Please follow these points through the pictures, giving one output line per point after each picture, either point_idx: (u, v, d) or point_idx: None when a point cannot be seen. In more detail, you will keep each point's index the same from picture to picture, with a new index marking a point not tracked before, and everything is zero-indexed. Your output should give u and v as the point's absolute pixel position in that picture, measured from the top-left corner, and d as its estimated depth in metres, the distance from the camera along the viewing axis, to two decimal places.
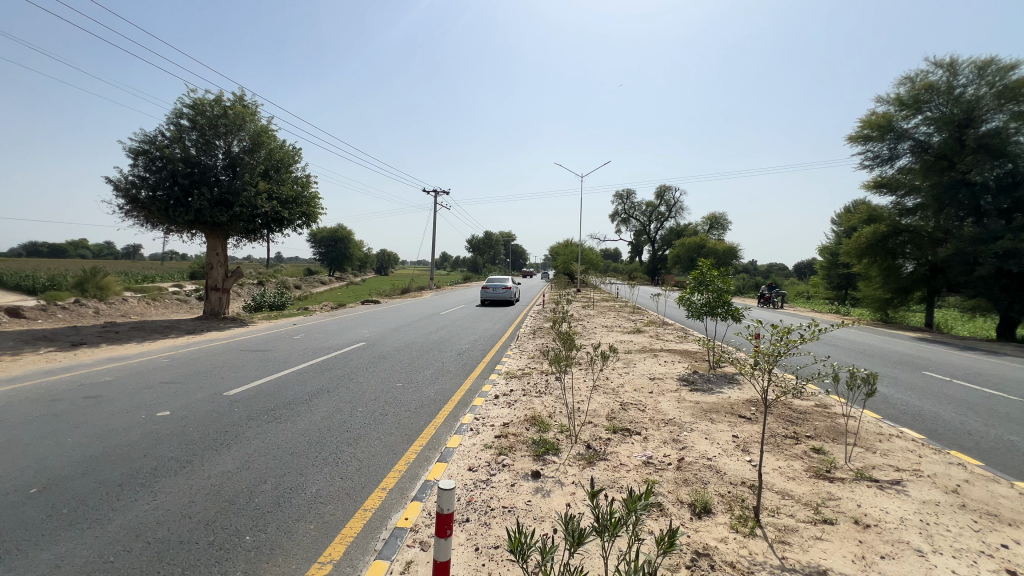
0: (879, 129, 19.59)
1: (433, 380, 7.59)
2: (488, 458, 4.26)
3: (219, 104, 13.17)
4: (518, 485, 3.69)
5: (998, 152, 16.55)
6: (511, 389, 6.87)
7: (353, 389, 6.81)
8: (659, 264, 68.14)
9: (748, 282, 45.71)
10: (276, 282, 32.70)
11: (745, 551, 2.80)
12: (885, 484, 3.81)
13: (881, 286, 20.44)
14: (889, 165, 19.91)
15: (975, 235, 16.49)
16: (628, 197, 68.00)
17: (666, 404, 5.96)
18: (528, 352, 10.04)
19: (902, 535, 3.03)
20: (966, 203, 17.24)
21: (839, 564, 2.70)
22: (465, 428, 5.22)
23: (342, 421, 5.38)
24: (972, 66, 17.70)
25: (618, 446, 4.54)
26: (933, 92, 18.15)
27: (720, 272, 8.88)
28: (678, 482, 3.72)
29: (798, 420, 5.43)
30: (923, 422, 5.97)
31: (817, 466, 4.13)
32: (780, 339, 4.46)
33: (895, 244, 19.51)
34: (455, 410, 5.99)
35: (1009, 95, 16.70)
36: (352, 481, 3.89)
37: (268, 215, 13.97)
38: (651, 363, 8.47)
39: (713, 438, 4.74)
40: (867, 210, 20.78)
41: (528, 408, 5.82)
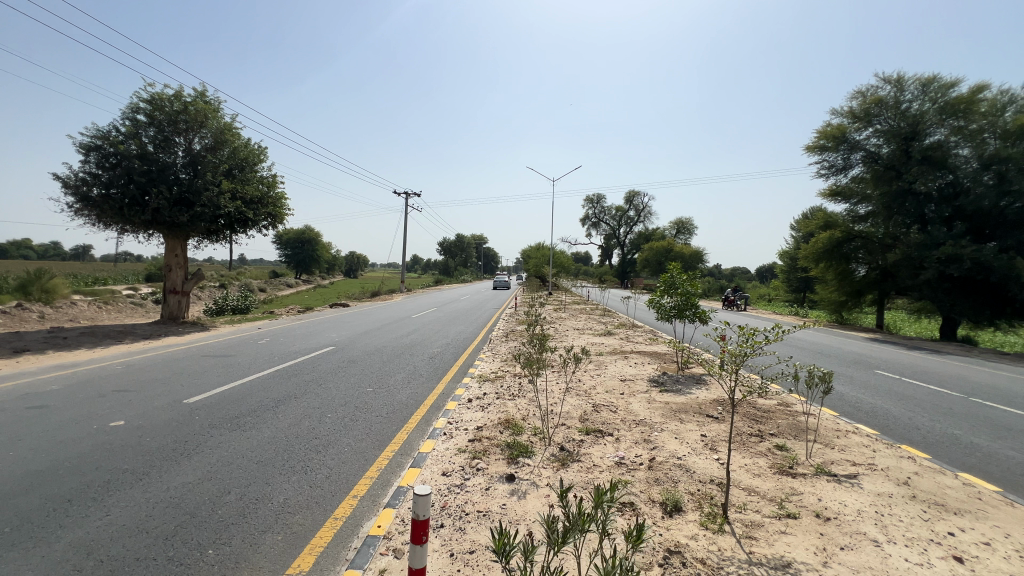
0: (833, 140, 20.64)
1: (406, 384, 7.49)
2: (462, 463, 4.23)
3: (179, 99, 12.61)
4: (493, 489, 3.67)
5: (941, 164, 17.61)
6: (484, 392, 6.85)
7: (323, 395, 6.64)
8: (628, 268, 69.44)
9: (713, 286, 47.15)
10: (241, 287, 31.55)
11: (715, 547, 2.88)
12: (842, 478, 4.00)
13: (836, 289, 21.45)
14: (844, 174, 20.98)
15: (921, 241, 17.52)
16: (598, 201, 69.08)
17: (638, 405, 6.08)
18: (500, 355, 10.05)
19: (860, 526, 3.18)
20: (912, 211, 18.32)
21: (802, 556, 2.81)
22: (438, 432, 5.17)
23: (311, 427, 5.24)
24: (916, 83, 18.87)
25: (591, 447, 4.59)
26: (882, 106, 19.27)
27: (688, 276, 9.11)
28: (649, 481, 3.80)
29: (763, 419, 5.62)
30: (876, 418, 6.28)
31: (781, 462, 4.29)
32: (746, 340, 4.59)
33: (849, 249, 20.66)
34: (427, 415, 5.91)
35: (950, 110, 17.81)
36: (321, 490, 3.79)
37: (232, 215, 13.53)
38: (621, 364, 8.62)
39: (682, 438, 4.86)
40: (824, 216, 21.79)
41: (502, 411, 5.83)
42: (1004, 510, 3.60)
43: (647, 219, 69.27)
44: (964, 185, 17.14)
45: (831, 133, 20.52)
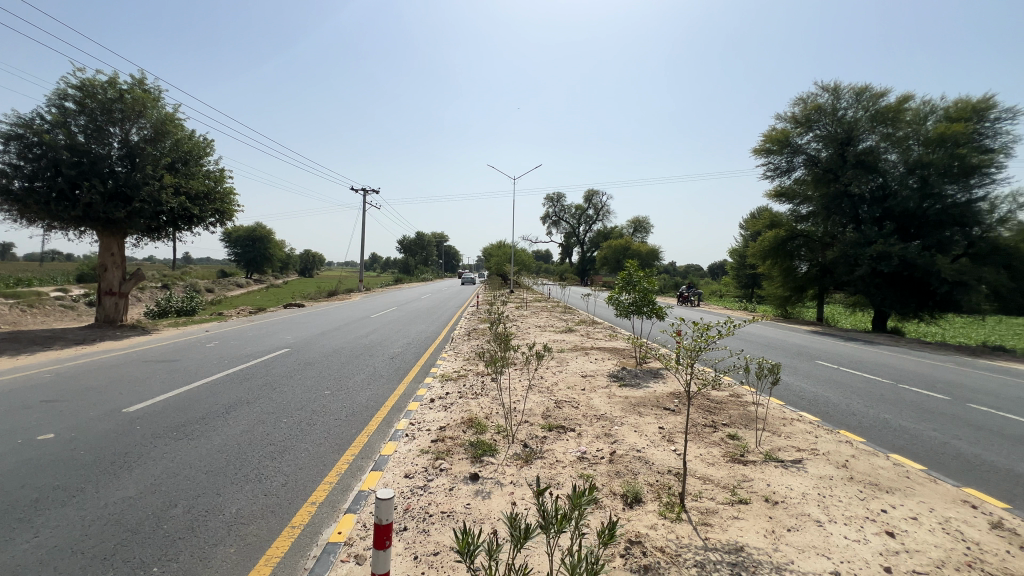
0: (778, 144, 21.76)
1: (366, 386, 7.32)
2: (425, 464, 4.19)
3: (113, 86, 11.74)
4: (457, 489, 3.65)
5: (872, 168, 18.95)
6: (447, 391, 6.80)
7: (278, 399, 6.38)
8: (588, 266, 70.66)
9: (668, 283, 48.81)
10: (186, 287, 29.82)
11: (673, 536, 2.98)
12: (788, 463, 4.24)
13: (781, 285, 22.65)
14: (787, 176, 22.16)
15: (855, 239, 18.79)
16: (558, 199, 69.85)
17: (598, 400, 6.21)
18: (462, 354, 9.99)
19: (804, 508, 3.39)
20: (847, 211, 19.61)
21: (753, 539, 2.96)
22: (400, 434, 5.07)
23: (265, 433, 5.03)
24: (851, 92, 20.20)
25: (554, 443, 4.65)
26: (821, 113, 20.52)
27: (645, 273, 9.37)
28: (611, 475, 3.89)
29: (716, 410, 5.88)
30: (817, 405, 6.71)
31: (733, 451, 4.50)
32: (700, 335, 4.76)
33: (792, 246, 21.77)
34: (388, 416, 5.81)
35: (880, 118, 19.21)
36: (276, 498, 3.64)
37: (175, 211, 12.79)
38: (582, 361, 8.76)
39: (641, 431, 5.01)
40: (769, 216, 22.92)
41: (465, 410, 5.80)
42: (928, 486, 3.93)
43: (606, 217, 70.69)
44: (893, 188, 18.54)
45: (776, 137, 21.62)
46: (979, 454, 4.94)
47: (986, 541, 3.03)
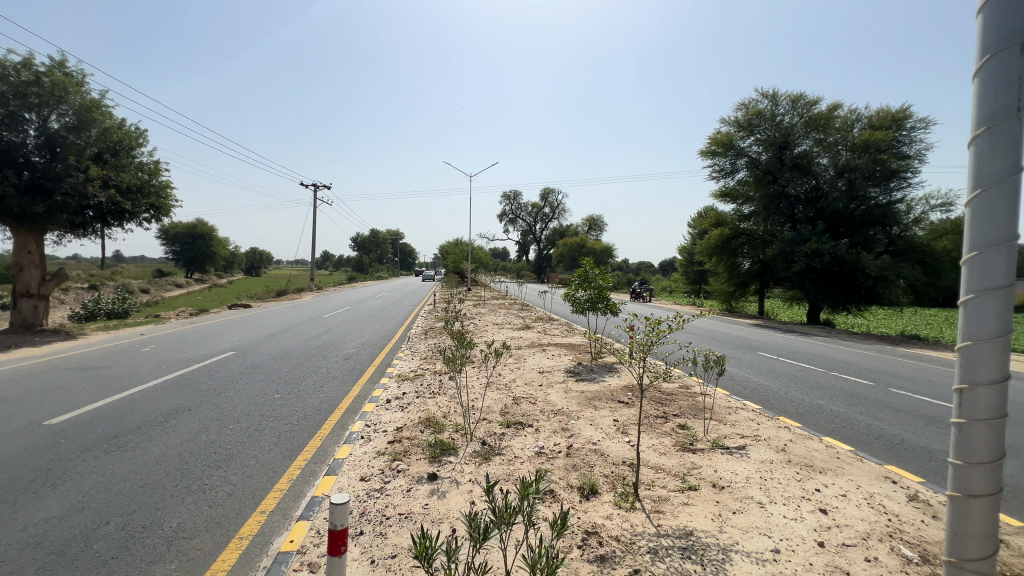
0: (722, 146, 22.71)
1: (318, 388, 7.08)
2: (381, 466, 4.10)
3: (27, 68, 10.69)
4: (414, 490, 3.60)
5: (807, 170, 20.25)
6: (404, 391, 6.69)
7: (223, 405, 6.05)
8: (544, 263, 71.43)
9: (622, 280, 50.13)
10: (116, 287, 27.66)
11: (628, 525, 3.08)
12: (732, 450, 4.48)
13: (726, 281, 23.82)
14: (731, 177, 23.17)
15: (792, 238, 20.05)
16: (515, 197, 70.05)
17: (555, 395, 6.31)
18: (420, 353, 9.86)
19: (747, 491, 3.59)
20: (785, 211, 20.86)
21: (701, 524, 3.11)
22: (355, 436, 4.94)
23: (209, 442, 4.76)
24: (788, 99, 21.47)
25: (512, 439, 4.69)
26: (761, 118, 21.66)
27: (600, 270, 9.58)
28: (568, 468, 3.97)
29: (667, 401, 6.12)
30: (759, 394, 7.13)
31: (683, 440, 4.71)
32: (652, 330, 4.92)
33: (736, 244, 22.73)
34: (342, 419, 5.65)
35: (814, 124, 20.56)
36: (221, 510, 3.45)
37: (103, 206, 11.87)
38: (540, 357, 8.86)
39: (597, 424, 5.13)
40: (715, 215, 23.86)
41: (422, 410, 5.73)
42: (856, 465, 4.26)
43: (562, 215, 71.60)
44: (825, 190, 19.89)
45: (721, 140, 22.61)
46: (899, 434, 5.42)
47: (904, 512, 3.34)
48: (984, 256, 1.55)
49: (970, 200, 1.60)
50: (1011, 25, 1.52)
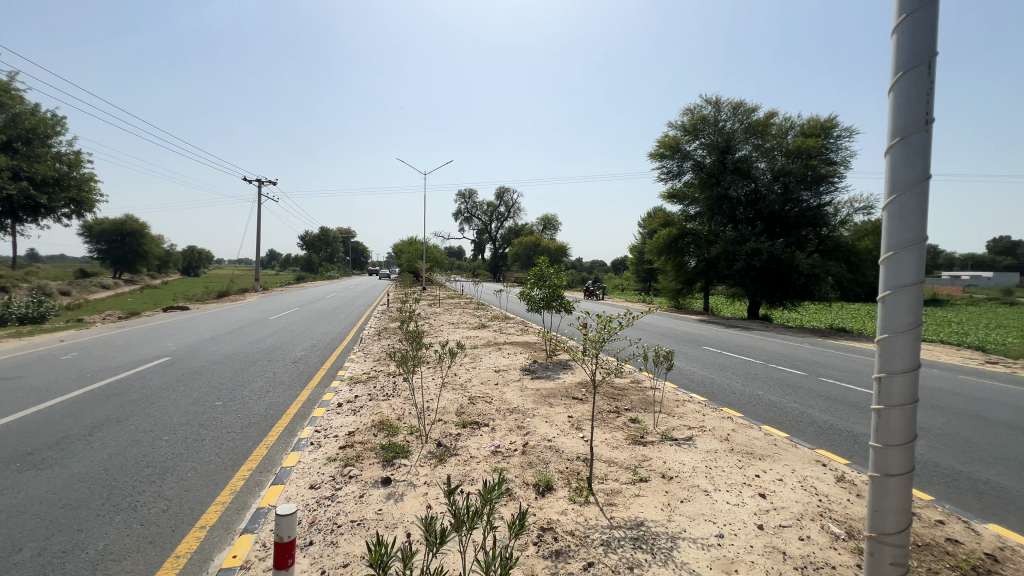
0: (669, 149, 23.56)
1: (264, 394, 6.75)
2: (332, 472, 3.97)
3: None
4: (367, 495, 3.51)
5: (747, 174, 21.43)
6: (356, 394, 6.49)
7: (157, 414, 5.64)
8: (500, 263, 71.58)
9: (576, 279, 51.12)
10: (30, 288, 25.17)
11: (581, 519, 3.15)
12: (680, 441, 4.68)
13: (674, 278, 24.80)
14: (677, 179, 24.09)
15: (733, 237, 21.16)
16: (470, 196, 69.67)
17: (511, 394, 6.35)
18: (373, 354, 9.60)
19: (694, 480, 3.76)
20: (727, 212, 21.97)
21: (651, 513, 3.23)
22: (304, 443, 4.75)
23: (141, 455, 4.43)
24: (729, 106, 22.63)
25: (468, 439, 4.66)
26: (705, 123, 22.68)
27: (554, 269, 9.70)
28: (524, 466, 4.00)
29: (619, 396, 6.29)
30: (705, 387, 7.48)
31: (634, 433, 4.86)
32: (604, 327, 5.04)
33: (683, 244, 23.71)
34: (290, 425, 5.42)
35: (752, 131, 21.79)
36: (154, 528, 3.21)
37: (16, 199, 11.38)
38: (495, 356, 8.86)
39: (552, 421, 5.20)
40: (663, 216, 24.76)
41: (376, 412, 5.59)
42: (791, 451, 4.56)
43: (516, 214, 71.86)
44: (763, 193, 21.12)
45: (668, 143, 23.45)
46: (828, 420, 5.86)
47: (833, 492, 3.61)
48: (898, 256, 1.69)
49: (887, 203, 1.73)
50: (922, 47, 1.67)
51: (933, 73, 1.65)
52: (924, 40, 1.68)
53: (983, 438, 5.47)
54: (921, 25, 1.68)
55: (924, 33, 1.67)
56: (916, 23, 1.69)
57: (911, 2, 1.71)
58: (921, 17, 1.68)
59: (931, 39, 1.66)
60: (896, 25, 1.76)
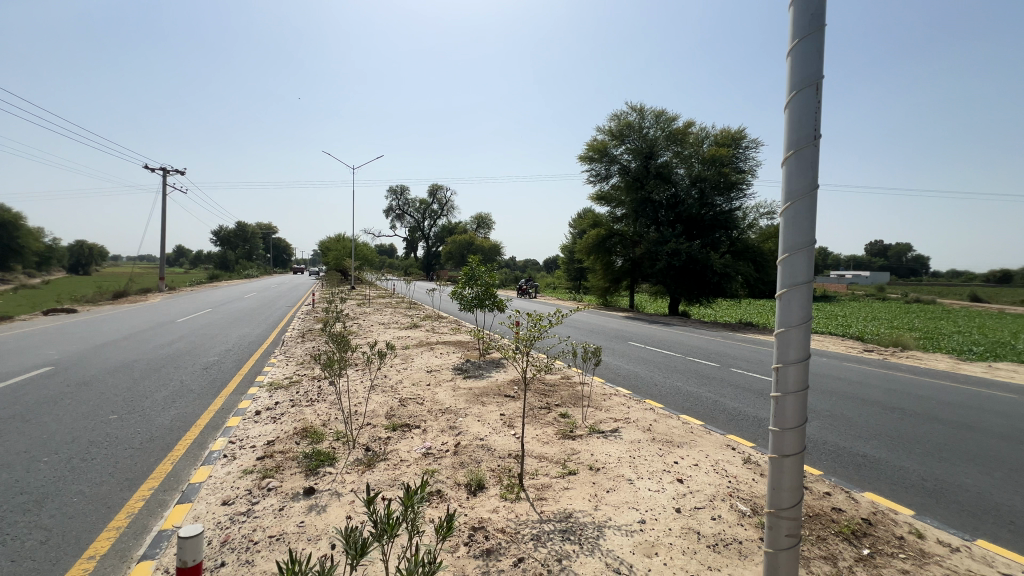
0: (598, 153, 24.47)
1: (169, 404, 6.13)
2: (249, 485, 3.70)
3: None
4: (288, 508, 3.30)
5: (667, 179, 22.83)
6: (276, 401, 6.09)
7: (35, 432, 4.93)
8: (433, 261, 70.57)
9: (509, 278, 51.64)
10: None
11: (512, 515, 3.18)
12: (607, 433, 4.88)
13: (602, 277, 25.82)
14: (605, 181, 25.06)
15: (656, 238, 22.42)
16: (402, 192, 67.94)
17: (443, 394, 6.28)
18: (296, 358, 9.06)
19: (619, 470, 3.94)
20: (650, 215, 23.24)
21: (580, 504, 3.35)
22: (216, 456, 4.37)
23: (12, 480, 3.85)
24: (652, 114, 23.97)
25: (398, 443, 4.55)
26: (631, 129, 23.86)
27: (486, 267, 9.71)
28: (455, 466, 3.97)
29: (549, 393, 6.43)
30: (630, 380, 7.87)
31: (564, 428, 5.00)
32: (534, 325, 5.11)
33: (610, 244, 24.73)
34: (200, 437, 4.97)
35: (673, 138, 23.24)
36: (29, 564, 2.80)
37: None
38: (427, 356, 8.71)
39: (484, 420, 5.21)
40: (592, 216, 25.65)
41: (298, 419, 5.28)
42: (705, 437, 4.92)
43: (450, 212, 71.12)
44: (682, 197, 22.59)
45: (597, 147, 24.34)
46: (737, 406, 6.40)
47: (740, 473, 3.94)
48: (793, 258, 1.87)
49: (783, 210, 1.91)
50: (810, 70, 1.86)
51: (820, 94, 1.84)
52: (812, 64, 1.87)
53: (861, 417, 6.25)
54: (810, 49, 1.87)
55: (812, 58, 1.86)
56: (806, 48, 1.88)
57: (802, 29, 1.89)
58: (810, 43, 1.86)
59: (817, 64, 1.85)
60: (790, 48, 1.94)
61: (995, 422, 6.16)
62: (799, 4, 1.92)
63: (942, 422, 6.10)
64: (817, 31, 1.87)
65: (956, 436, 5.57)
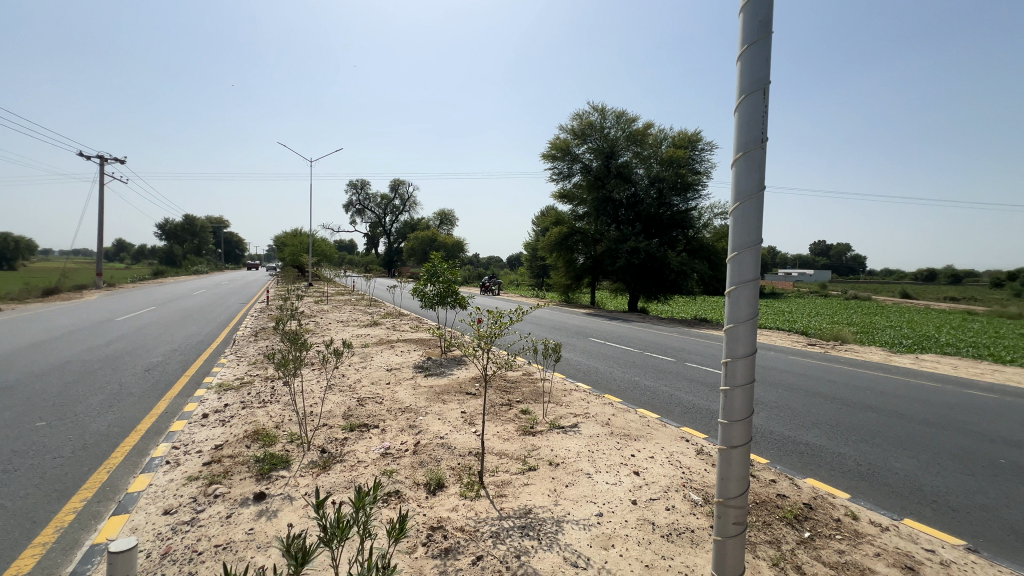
0: (560, 151, 24.72)
1: (105, 409, 5.72)
2: (194, 493, 3.50)
3: None
4: (236, 515, 3.15)
5: (627, 179, 23.34)
6: (225, 403, 5.79)
7: None
8: (395, 257, 69.28)
9: (472, 274, 51.41)
10: None
11: (472, 513, 3.16)
12: (566, 428, 4.94)
13: (564, 274, 26.14)
14: (567, 180, 25.36)
15: (617, 237, 22.89)
16: (362, 187, 66.25)
17: (403, 392, 6.18)
18: (248, 358, 8.68)
19: (578, 465, 4.00)
20: (611, 213, 23.70)
21: (539, 500, 3.37)
22: (157, 463, 4.12)
23: None
24: (613, 114, 24.41)
25: (355, 444, 4.43)
26: (592, 129, 24.23)
27: (448, 264, 9.60)
28: (414, 466, 3.91)
29: (511, 389, 6.44)
30: (591, 375, 8.00)
31: (525, 424, 5.02)
32: (495, 323, 5.10)
33: (572, 242, 25.04)
34: (140, 443, 4.66)
35: (632, 139, 23.76)
36: None
37: None
38: (387, 354, 8.53)
39: (444, 418, 5.15)
40: (554, 214, 25.89)
41: (250, 422, 5.05)
42: (661, 430, 5.07)
43: (412, 208, 69.98)
44: (641, 196, 23.16)
45: (559, 145, 24.57)
46: (691, 400, 6.63)
47: (693, 464, 4.09)
48: (741, 256, 1.94)
49: (734, 209, 1.98)
50: (758, 75, 1.93)
51: (767, 98, 1.92)
52: (760, 69, 1.95)
53: (804, 407, 6.62)
54: (759, 55, 1.94)
55: (761, 63, 1.93)
56: (756, 53, 1.95)
57: (752, 34, 1.95)
58: (758, 48, 1.93)
59: (765, 69, 1.92)
60: (740, 52, 2.00)
61: (923, 410, 6.65)
62: (748, 10, 1.98)
63: (875, 410, 6.54)
64: (765, 37, 1.94)
65: (888, 423, 5.97)
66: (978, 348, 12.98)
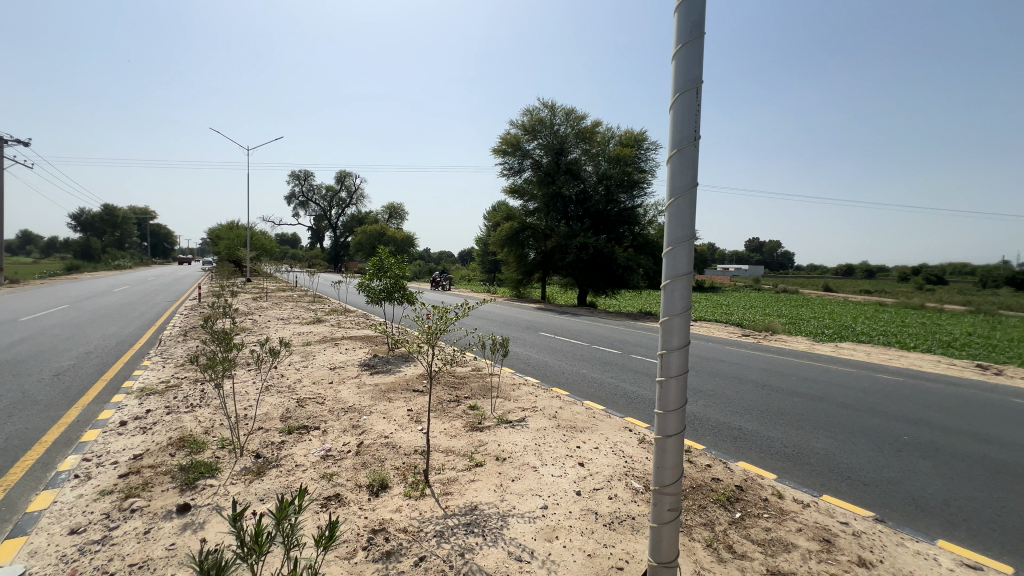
0: (511, 146, 24.77)
1: (3, 420, 5.10)
2: (106, 508, 3.20)
3: None
4: (156, 530, 2.90)
5: (577, 176, 23.75)
6: (148, 409, 5.34)
7: None
8: (341, 251, 66.90)
9: (423, 269, 50.58)
10: None
11: (416, 513, 3.09)
12: (514, 423, 4.95)
13: (515, 269, 26.26)
14: (518, 175, 25.47)
15: (566, 232, 23.27)
16: (306, 178, 63.37)
17: (347, 392, 5.96)
18: (175, 359, 8.06)
19: (525, 458, 4.01)
20: (561, 209, 24.04)
21: (485, 496, 3.35)
22: (64, 477, 3.73)
23: None
24: (563, 111, 24.69)
25: (293, 447, 4.22)
26: (542, 125, 24.41)
27: (396, 259, 9.36)
28: (357, 467, 3.78)
29: (459, 385, 6.38)
30: (539, 369, 8.09)
31: (472, 420, 4.98)
32: (441, 318, 5.01)
33: (523, 237, 25.20)
34: (44, 456, 4.20)
35: (581, 136, 24.17)
36: None
37: None
38: (330, 353, 8.21)
39: (390, 417, 5.02)
40: (505, 209, 25.93)
41: (175, 428, 4.68)
42: (606, 421, 5.20)
43: (360, 201, 67.76)
44: (590, 193, 23.65)
45: (510, 140, 24.62)
46: (635, 390, 6.86)
47: (636, 453, 4.22)
48: (676, 251, 1.99)
49: (669, 206, 2.02)
50: (692, 73, 1.99)
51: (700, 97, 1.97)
52: (694, 69, 2.00)
53: (738, 394, 7.02)
54: (692, 55, 1.98)
55: (694, 63, 1.98)
56: (689, 53, 2.00)
57: (686, 34, 2.00)
58: (692, 48, 1.97)
59: (699, 69, 1.98)
60: (676, 51, 2.05)
61: (840, 394, 7.23)
62: (683, 10, 2.03)
63: (801, 396, 7.01)
64: (698, 38, 2.00)
65: (811, 407, 6.44)
66: (888, 336, 14.32)
